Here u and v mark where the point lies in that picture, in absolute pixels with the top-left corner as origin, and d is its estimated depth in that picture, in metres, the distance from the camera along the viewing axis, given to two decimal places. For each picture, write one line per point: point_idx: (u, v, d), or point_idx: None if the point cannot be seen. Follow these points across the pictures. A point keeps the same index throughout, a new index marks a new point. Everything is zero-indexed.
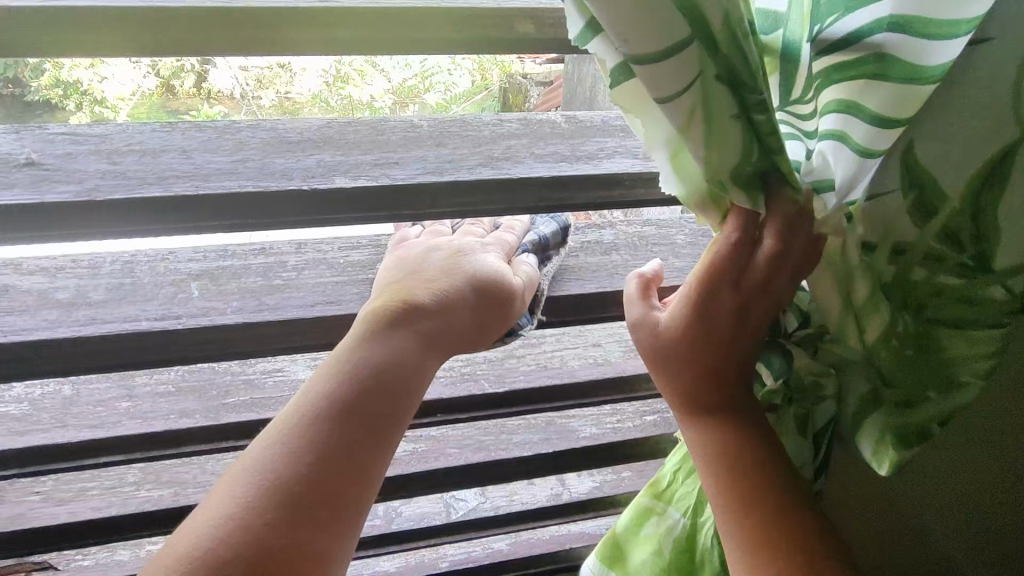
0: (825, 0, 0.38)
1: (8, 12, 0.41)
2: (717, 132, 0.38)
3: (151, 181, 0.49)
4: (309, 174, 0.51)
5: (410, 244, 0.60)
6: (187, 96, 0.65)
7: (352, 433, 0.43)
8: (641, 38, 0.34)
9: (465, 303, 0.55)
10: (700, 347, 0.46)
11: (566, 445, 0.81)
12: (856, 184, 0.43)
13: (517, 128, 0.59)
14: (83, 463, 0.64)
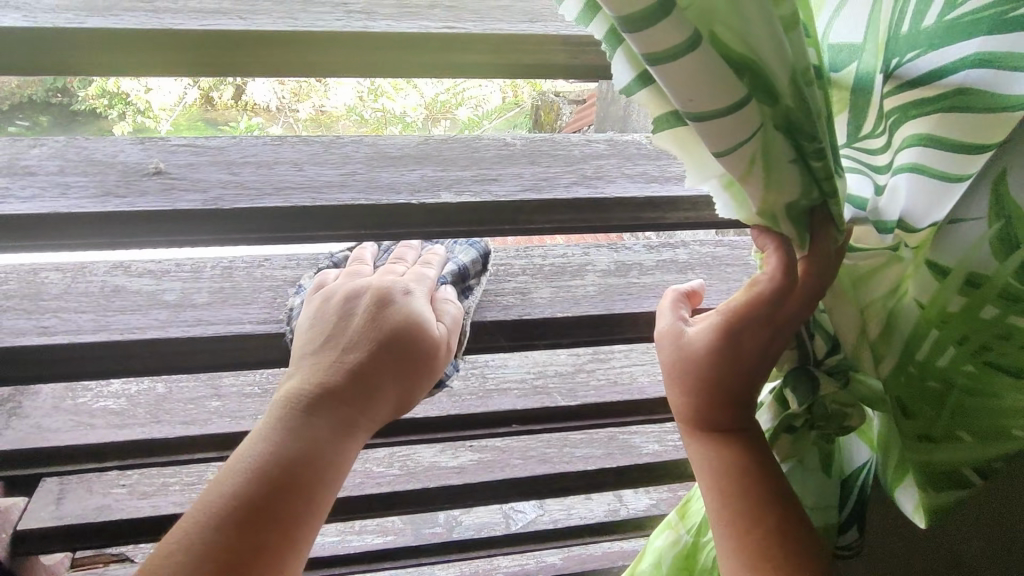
0: (905, 36, 0.38)
1: (155, 32, 0.43)
2: (774, 176, 0.38)
3: (270, 191, 0.52)
4: (415, 188, 0.54)
5: (330, 291, 0.58)
6: (225, 107, 0.65)
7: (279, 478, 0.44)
8: (698, 99, 0.34)
9: (381, 367, 0.53)
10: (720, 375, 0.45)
11: (630, 460, 0.82)
12: (928, 216, 0.42)
13: (605, 149, 0.61)
14: (176, 458, 0.66)
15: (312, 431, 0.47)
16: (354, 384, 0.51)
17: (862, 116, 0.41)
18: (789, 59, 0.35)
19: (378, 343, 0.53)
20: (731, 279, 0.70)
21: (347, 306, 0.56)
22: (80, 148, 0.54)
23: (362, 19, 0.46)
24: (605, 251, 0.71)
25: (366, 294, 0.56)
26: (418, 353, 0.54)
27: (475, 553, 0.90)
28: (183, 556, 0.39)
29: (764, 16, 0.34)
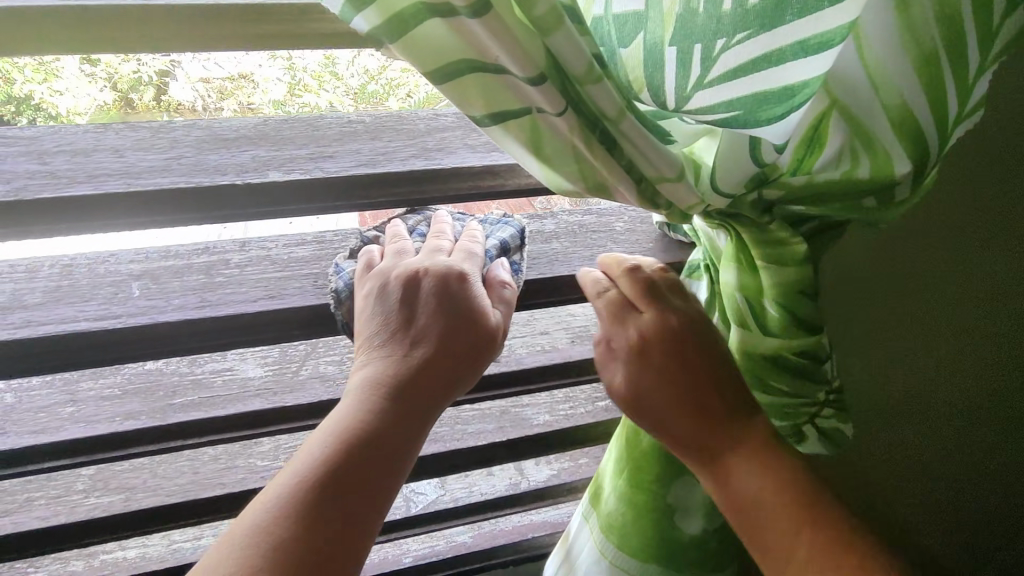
0: (741, 16, 0.43)
1: None
2: (599, 154, 0.49)
3: (83, 179, 0.50)
4: (243, 169, 0.52)
5: (380, 278, 0.56)
6: (145, 110, 0.57)
7: (360, 467, 0.45)
8: (511, 56, 0.42)
9: (450, 354, 0.53)
10: (648, 399, 0.54)
11: (520, 433, 0.83)
12: (735, 166, 0.52)
13: (452, 122, 0.62)
14: (25, 470, 0.63)
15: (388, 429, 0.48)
16: (422, 378, 0.51)
17: (688, 72, 0.45)
18: (584, 56, 0.42)
19: (439, 333, 0.53)
20: (596, 245, 0.71)
21: (405, 295, 0.55)
22: None
23: None
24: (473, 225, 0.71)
25: (424, 281, 0.55)
26: (473, 342, 0.54)
27: (377, 539, 0.89)
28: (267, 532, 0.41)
29: (558, 15, 0.40)
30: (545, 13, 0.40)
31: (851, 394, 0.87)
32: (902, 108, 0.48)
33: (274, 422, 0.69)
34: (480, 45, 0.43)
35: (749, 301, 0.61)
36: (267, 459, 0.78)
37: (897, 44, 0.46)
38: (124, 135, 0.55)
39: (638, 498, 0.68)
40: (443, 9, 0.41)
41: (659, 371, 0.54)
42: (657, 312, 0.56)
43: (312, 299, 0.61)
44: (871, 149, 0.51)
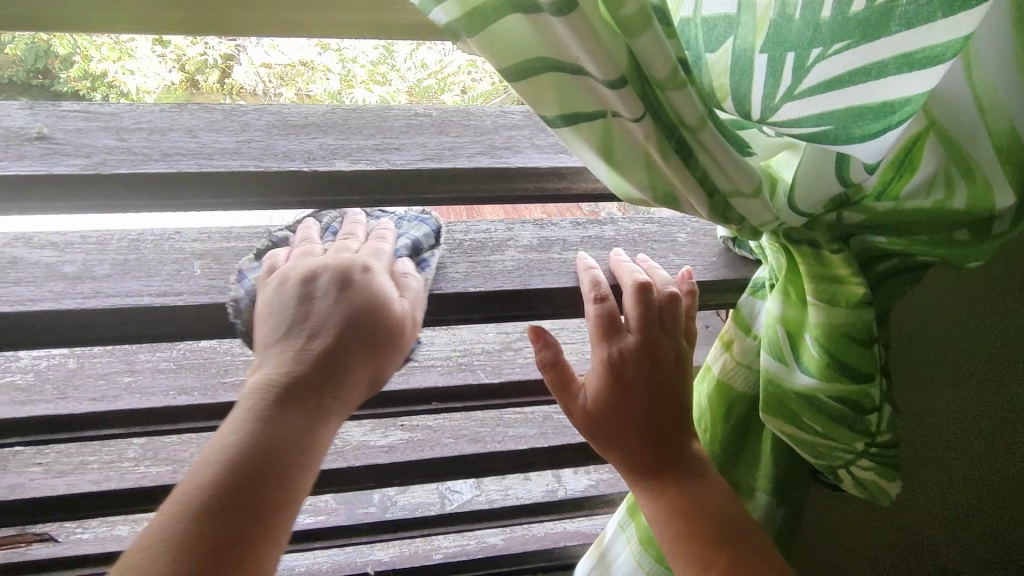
0: (840, 24, 0.40)
1: None
2: (672, 164, 0.47)
3: (157, 157, 0.50)
4: (310, 156, 0.52)
5: (284, 274, 0.56)
6: (209, 91, 0.58)
7: (243, 480, 0.43)
8: (591, 56, 0.40)
9: (346, 348, 0.53)
10: (607, 426, 0.59)
11: (563, 440, 0.81)
12: (816, 184, 0.49)
13: (519, 120, 0.61)
14: (83, 436, 0.64)
15: (291, 429, 0.47)
16: (325, 367, 0.51)
17: (779, 82, 0.42)
18: (669, 59, 0.40)
19: (343, 318, 0.54)
20: (656, 255, 0.69)
21: (303, 289, 0.55)
22: None
23: None
24: (530, 228, 0.70)
25: (324, 275, 0.55)
26: (385, 332, 0.54)
27: (411, 534, 0.89)
28: (181, 528, 0.40)
29: (647, 16, 0.38)
30: (633, 13, 0.38)
31: (922, 436, 0.82)
32: (1010, 136, 0.46)
33: None
34: (559, 43, 0.41)
35: (788, 334, 0.59)
36: None
37: (1013, 65, 0.43)
38: (195, 115, 0.56)
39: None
40: (527, 5, 0.40)
41: (629, 409, 0.58)
42: (646, 346, 0.58)
43: None
44: (970, 178, 0.48)
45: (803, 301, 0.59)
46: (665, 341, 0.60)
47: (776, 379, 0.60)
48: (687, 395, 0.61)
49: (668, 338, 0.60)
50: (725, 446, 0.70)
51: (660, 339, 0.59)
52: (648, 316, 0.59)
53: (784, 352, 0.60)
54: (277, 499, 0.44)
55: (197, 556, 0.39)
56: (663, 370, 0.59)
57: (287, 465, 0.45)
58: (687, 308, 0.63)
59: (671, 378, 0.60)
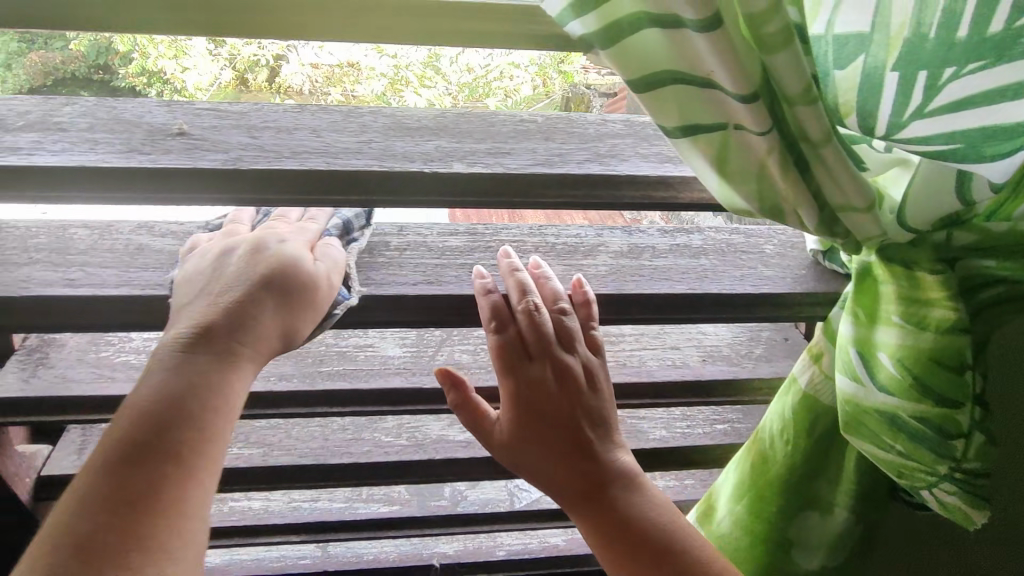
0: (974, 45, 0.41)
1: None
2: (788, 176, 0.48)
3: (287, 155, 0.53)
4: (429, 158, 0.54)
5: (203, 251, 0.57)
6: (258, 89, 0.62)
7: (159, 452, 0.41)
8: (727, 71, 0.42)
9: (258, 302, 0.52)
10: (529, 449, 0.58)
11: (637, 445, 0.82)
12: (929, 200, 0.50)
13: (621, 129, 0.62)
14: None
15: (219, 382, 0.46)
16: (244, 317, 0.50)
17: (909, 99, 0.43)
18: (804, 75, 0.41)
19: (265, 274, 0.53)
20: (745, 265, 0.70)
21: (219, 262, 0.55)
22: (110, 110, 0.57)
23: None
24: (618, 233, 0.72)
25: (296, 258, 0.55)
26: (301, 290, 0.54)
27: (479, 528, 0.91)
28: (78, 518, 0.37)
29: (789, 34, 0.39)
30: (776, 30, 0.39)
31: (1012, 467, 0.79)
32: None
33: (410, 402, 0.71)
34: (693, 58, 0.42)
35: (861, 355, 0.57)
36: (391, 435, 0.82)
37: None
38: (314, 115, 0.59)
39: (756, 525, 0.73)
40: (668, 20, 0.41)
41: (537, 431, 0.58)
42: (548, 363, 0.59)
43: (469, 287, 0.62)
44: None
45: (877, 321, 0.57)
46: (553, 358, 0.59)
47: (853, 401, 0.58)
48: (600, 410, 0.60)
49: (571, 356, 0.60)
50: (803, 463, 0.70)
51: (558, 356, 0.59)
52: (538, 337, 0.59)
53: (858, 373, 0.58)
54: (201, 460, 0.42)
55: (118, 521, 0.37)
56: (572, 391, 0.59)
57: (189, 433, 0.43)
58: (585, 320, 0.62)
59: (573, 401, 0.59)
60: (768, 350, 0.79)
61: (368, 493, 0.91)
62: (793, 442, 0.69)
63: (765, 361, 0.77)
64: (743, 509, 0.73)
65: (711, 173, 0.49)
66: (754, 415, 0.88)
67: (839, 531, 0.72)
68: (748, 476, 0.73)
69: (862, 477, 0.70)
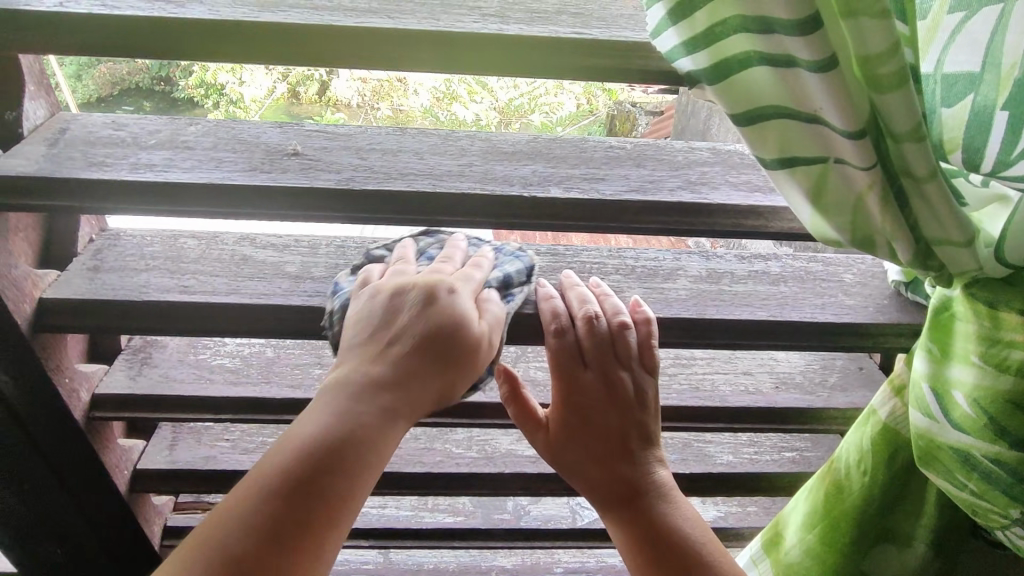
0: None
1: (311, 28, 0.47)
2: (886, 210, 0.48)
3: (396, 176, 0.56)
4: (527, 182, 0.57)
5: (371, 292, 0.56)
6: (309, 102, 0.94)
7: (298, 500, 0.41)
8: (837, 110, 0.43)
9: (427, 361, 0.52)
10: (564, 443, 0.62)
11: (704, 468, 0.83)
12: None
13: (709, 156, 0.63)
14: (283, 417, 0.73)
15: (383, 434, 0.47)
16: (405, 374, 0.51)
17: (1018, 139, 0.43)
18: (913, 113, 0.42)
19: (424, 332, 0.53)
20: (827, 294, 0.70)
21: (393, 301, 0.55)
22: (230, 130, 0.61)
23: (501, 23, 0.49)
24: (697, 258, 0.73)
25: (413, 291, 0.55)
26: (460, 350, 0.53)
27: (541, 543, 0.93)
28: (230, 531, 0.40)
29: (903, 75, 0.41)
30: (890, 72, 0.40)
31: None
32: None
33: (486, 416, 0.74)
34: (802, 97, 0.44)
35: (935, 393, 0.58)
36: (461, 447, 0.84)
37: None
38: (414, 136, 0.62)
39: (827, 555, 0.72)
40: (780, 60, 0.42)
41: (579, 434, 0.62)
42: (598, 373, 0.61)
43: None
44: None
45: (949, 358, 0.57)
46: (610, 371, 0.61)
47: (926, 435, 0.59)
48: (646, 425, 0.62)
49: (624, 372, 0.62)
50: (881, 495, 0.69)
51: (612, 370, 0.61)
52: (594, 345, 0.61)
53: (932, 410, 0.58)
54: (332, 500, 0.42)
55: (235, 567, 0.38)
56: (620, 406, 0.61)
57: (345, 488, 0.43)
58: (646, 338, 0.62)
59: (622, 413, 0.61)
60: (842, 379, 0.78)
61: (433, 502, 0.93)
62: (868, 472, 0.68)
63: (839, 391, 0.77)
64: (813, 538, 0.73)
65: (806, 206, 0.50)
66: (822, 444, 0.87)
67: (914, 568, 0.71)
68: (819, 505, 0.72)
69: (940, 511, 0.69)
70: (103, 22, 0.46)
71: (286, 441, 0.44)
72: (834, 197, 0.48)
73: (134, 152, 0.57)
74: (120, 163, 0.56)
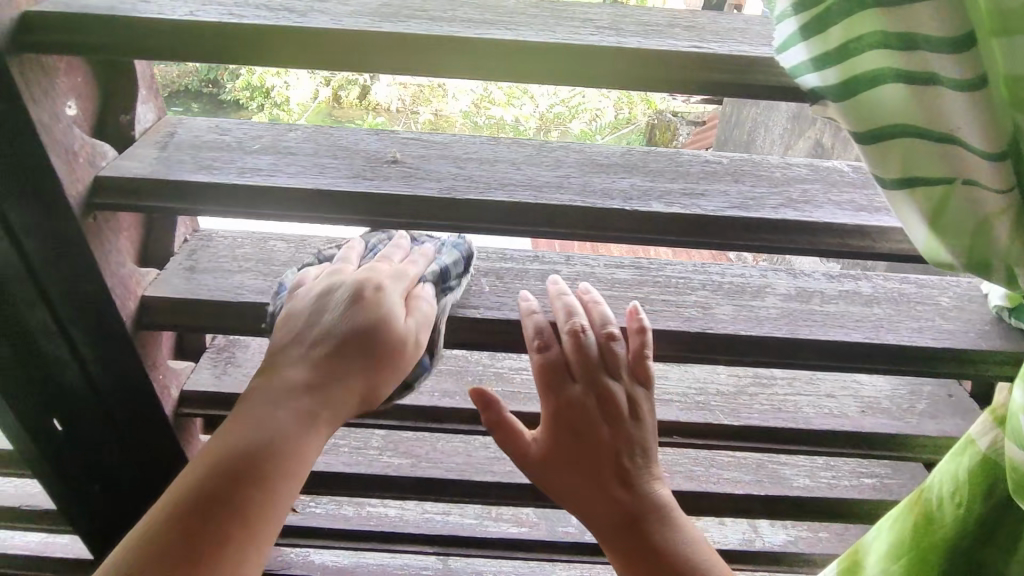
0: None
1: (428, 39, 0.47)
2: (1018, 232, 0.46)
3: (495, 187, 0.56)
4: (628, 196, 0.56)
5: (308, 290, 0.59)
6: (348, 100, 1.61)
7: (216, 490, 0.46)
8: (981, 130, 0.42)
9: (348, 355, 0.55)
10: (557, 468, 0.61)
11: (780, 491, 0.81)
12: None
13: (807, 173, 0.62)
14: (363, 421, 0.74)
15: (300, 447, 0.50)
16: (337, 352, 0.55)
17: None
18: None
19: (349, 330, 0.56)
20: (923, 317, 0.67)
21: (321, 301, 0.58)
22: (329, 136, 0.62)
23: (613, 35, 0.49)
24: (784, 275, 0.71)
25: (342, 289, 0.58)
26: (387, 348, 0.56)
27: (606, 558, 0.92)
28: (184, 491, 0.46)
29: None
30: None
31: None
32: None
33: None
34: (940, 115, 0.42)
35: None
36: None
37: None
38: (508, 145, 0.62)
39: None
40: (921, 78, 0.41)
41: (572, 449, 0.62)
42: (589, 387, 0.62)
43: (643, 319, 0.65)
44: None
45: None
46: (598, 381, 0.62)
47: None
48: (640, 440, 0.63)
49: (613, 382, 0.62)
50: None
51: (602, 381, 0.62)
52: (584, 358, 0.62)
53: None
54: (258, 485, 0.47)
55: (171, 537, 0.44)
56: (612, 417, 0.62)
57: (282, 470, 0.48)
58: (638, 347, 0.62)
59: (608, 425, 0.62)
60: (931, 406, 0.76)
61: (497, 511, 0.93)
62: None
63: (929, 417, 0.74)
64: None
65: (920, 226, 0.47)
66: (903, 470, 0.84)
67: None
68: None
69: None
70: (226, 31, 0.47)
71: (229, 428, 0.50)
72: (957, 218, 0.45)
73: (239, 157, 0.58)
74: (227, 167, 0.57)
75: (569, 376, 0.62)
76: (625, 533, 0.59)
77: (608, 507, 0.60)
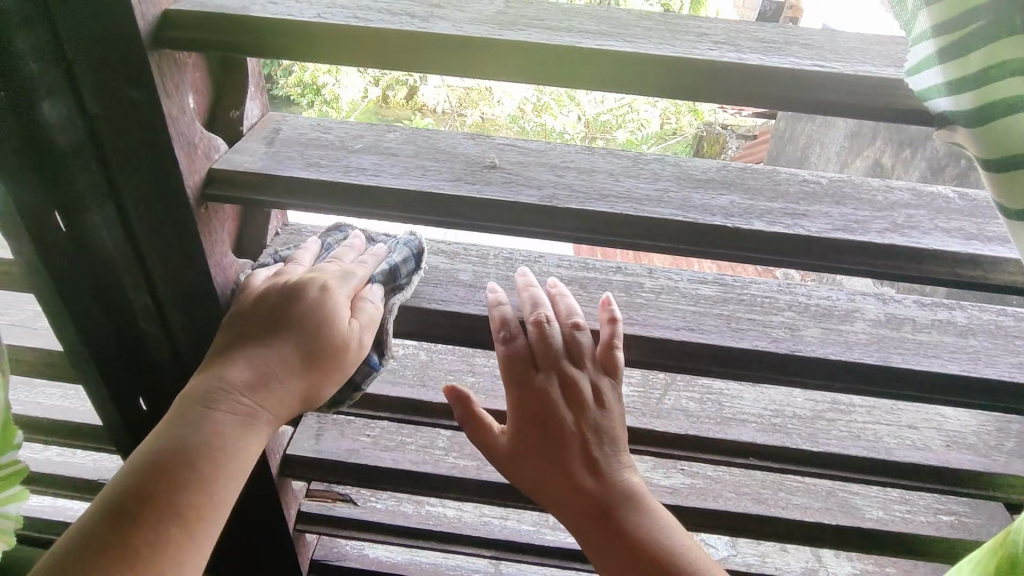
0: None
1: (543, 48, 0.48)
2: None
3: (593, 197, 0.56)
4: (727, 212, 0.56)
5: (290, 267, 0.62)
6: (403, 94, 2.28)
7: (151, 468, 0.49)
8: None
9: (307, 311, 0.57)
10: (524, 463, 0.62)
11: (852, 522, 0.79)
12: None
13: (910, 198, 0.59)
14: (437, 420, 0.75)
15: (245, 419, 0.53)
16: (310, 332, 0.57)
17: None
18: None
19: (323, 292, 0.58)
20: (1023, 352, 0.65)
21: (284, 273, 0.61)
22: (427, 139, 0.62)
23: (728, 51, 0.48)
24: (874, 300, 0.69)
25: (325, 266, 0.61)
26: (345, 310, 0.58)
27: None
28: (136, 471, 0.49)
29: None
30: None
31: None
32: None
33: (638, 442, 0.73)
34: None
35: None
36: None
37: None
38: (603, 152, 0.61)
39: None
40: None
41: (533, 441, 0.63)
42: (553, 378, 0.63)
43: (730, 337, 0.63)
44: None
45: None
46: (561, 371, 0.63)
47: None
48: (604, 426, 0.64)
49: (579, 373, 0.63)
50: None
51: (566, 373, 0.63)
52: (548, 348, 0.63)
53: None
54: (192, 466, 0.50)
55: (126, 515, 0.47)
56: (574, 407, 0.63)
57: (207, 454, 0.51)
58: (607, 337, 0.62)
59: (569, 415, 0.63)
60: (1020, 445, 0.73)
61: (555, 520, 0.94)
62: None
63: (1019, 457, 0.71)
64: None
65: None
66: (983, 509, 0.81)
67: None
68: None
69: None
70: (349, 33, 0.48)
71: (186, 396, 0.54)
72: None
73: (343, 156, 0.60)
74: (332, 165, 0.58)
75: (529, 368, 0.63)
76: (592, 519, 0.60)
77: (573, 495, 0.61)
